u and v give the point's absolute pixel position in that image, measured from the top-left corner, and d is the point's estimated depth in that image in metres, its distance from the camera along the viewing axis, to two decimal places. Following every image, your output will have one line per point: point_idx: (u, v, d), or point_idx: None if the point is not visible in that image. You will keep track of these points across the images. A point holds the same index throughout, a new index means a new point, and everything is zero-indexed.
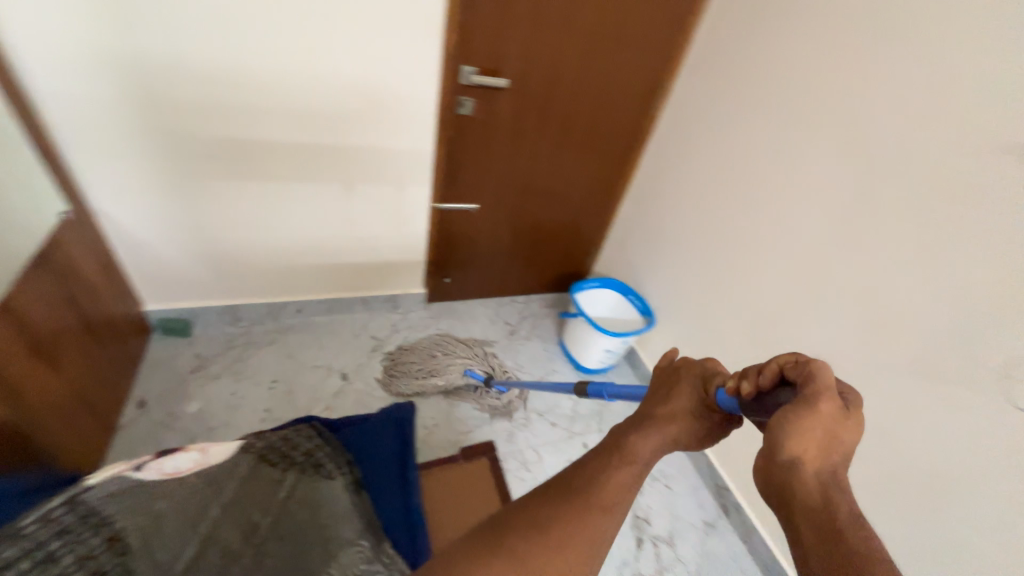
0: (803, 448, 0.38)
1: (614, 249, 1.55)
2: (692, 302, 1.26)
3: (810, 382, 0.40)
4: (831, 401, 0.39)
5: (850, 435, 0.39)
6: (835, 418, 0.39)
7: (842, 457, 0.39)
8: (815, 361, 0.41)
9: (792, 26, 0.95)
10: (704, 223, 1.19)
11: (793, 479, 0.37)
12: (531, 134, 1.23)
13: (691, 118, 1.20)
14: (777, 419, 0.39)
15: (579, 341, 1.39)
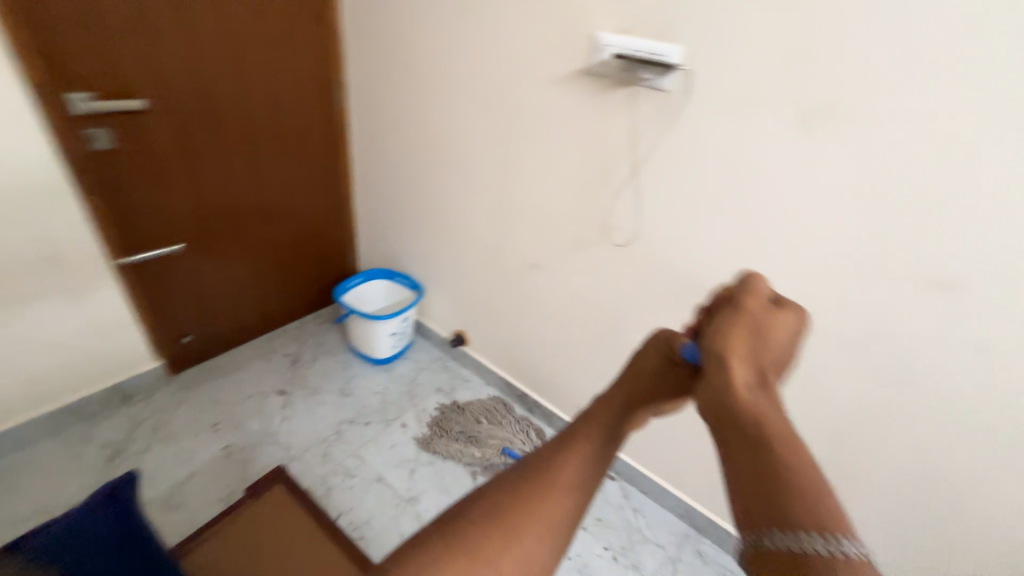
0: (737, 340, 0.42)
1: (372, 246, 1.59)
2: (444, 264, 1.39)
3: (747, 286, 0.47)
4: (763, 309, 0.45)
5: (777, 339, 0.43)
6: (764, 319, 0.44)
7: (775, 363, 0.42)
8: (748, 276, 0.48)
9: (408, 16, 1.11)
10: (431, 196, 1.29)
11: (725, 361, 0.41)
12: (212, 151, 1.13)
13: (373, 104, 1.30)
14: (720, 317, 0.45)
15: (365, 337, 1.41)
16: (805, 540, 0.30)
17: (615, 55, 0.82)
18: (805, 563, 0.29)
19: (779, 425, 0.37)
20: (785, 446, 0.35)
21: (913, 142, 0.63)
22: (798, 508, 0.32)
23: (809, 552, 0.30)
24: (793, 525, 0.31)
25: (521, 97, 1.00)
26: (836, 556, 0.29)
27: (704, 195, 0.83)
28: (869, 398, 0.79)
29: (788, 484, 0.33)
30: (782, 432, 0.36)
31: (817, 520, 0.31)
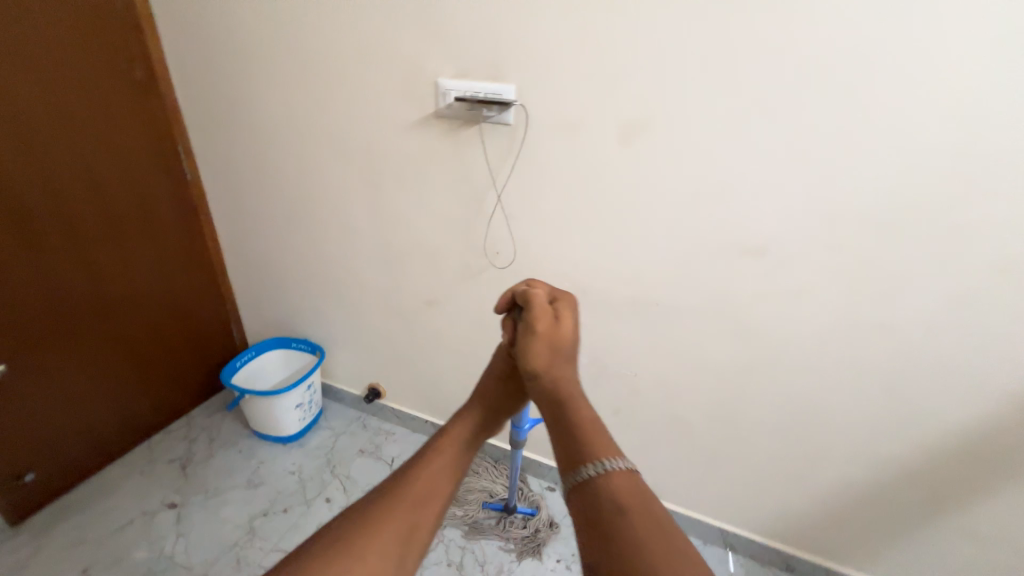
0: (533, 351, 0.55)
1: (259, 317, 1.47)
2: (341, 320, 1.33)
3: (530, 302, 0.60)
4: (546, 316, 0.58)
5: (563, 332, 0.57)
6: (549, 323, 0.57)
7: (566, 355, 0.56)
8: (535, 290, 0.62)
9: (245, 84, 1.10)
10: (311, 254, 1.25)
11: (531, 374, 0.55)
12: (29, 251, 1.00)
13: (227, 170, 1.24)
14: (521, 337, 0.58)
15: (266, 417, 1.29)
16: (584, 470, 0.44)
17: (457, 98, 0.89)
18: (588, 487, 0.43)
19: (572, 399, 0.51)
20: (577, 412, 0.49)
21: (705, 142, 0.78)
22: (583, 448, 0.46)
23: (587, 476, 0.43)
24: (579, 463, 0.45)
25: (380, 145, 1.02)
26: (603, 472, 0.43)
27: (565, 210, 0.92)
28: (740, 353, 0.92)
29: (579, 437, 0.47)
30: (575, 404, 0.50)
31: (592, 454, 0.45)
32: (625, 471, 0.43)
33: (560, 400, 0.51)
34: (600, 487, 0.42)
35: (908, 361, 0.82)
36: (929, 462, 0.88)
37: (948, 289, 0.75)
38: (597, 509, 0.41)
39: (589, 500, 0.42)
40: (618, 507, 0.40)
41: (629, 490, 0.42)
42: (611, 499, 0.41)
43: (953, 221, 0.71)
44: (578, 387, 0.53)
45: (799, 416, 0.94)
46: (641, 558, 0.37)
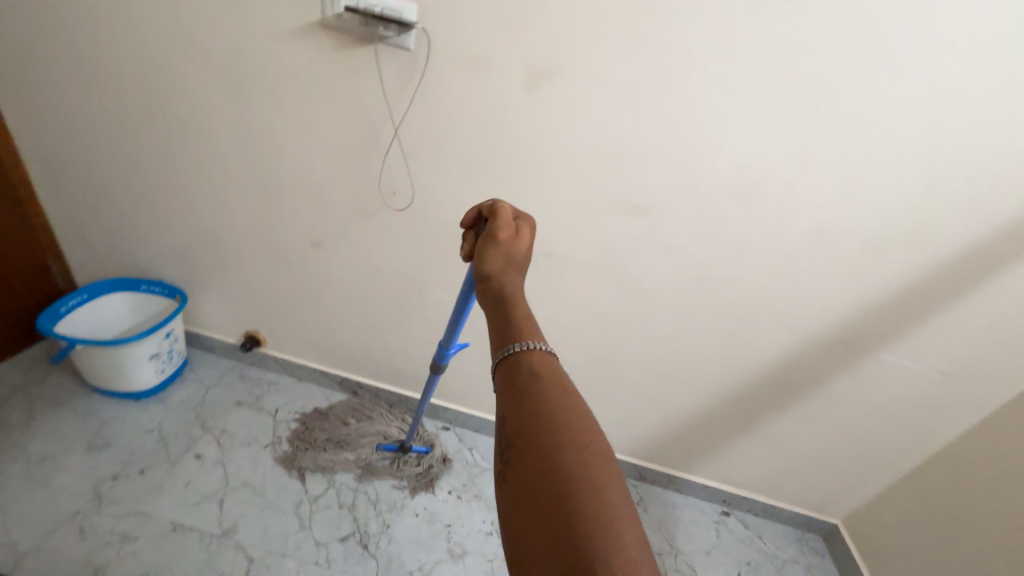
0: (488, 258, 0.55)
1: (91, 253, 1.20)
2: (207, 260, 1.15)
3: (494, 214, 0.59)
4: (508, 229, 0.57)
5: (521, 246, 0.57)
6: (509, 236, 0.57)
7: (521, 265, 0.56)
8: (500, 202, 0.60)
9: None
10: (161, 179, 1.04)
11: (480, 276, 0.54)
12: None
13: (24, 55, 0.93)
14: (480, 244, 0.57)
15: (108, 370, 1.10)
16: (510, 347, 0.46)
17: (347, 7, 0.78)
18: (511, 361, 0.46)
19: (515, 298, 0.52)
20: (515, 308, 0.51)
21: (605, 99, 0.80)
22: (514, 332, 0.48)
23: (512, 352, 0.46)
24: (507, 342, 0.47)
25: (251, 51, 0.85)
26: (526, 349, 0.46)
27: (468, 153, 0.89)
28: (620, 301, 1.03)
29: (511, 324, 0.49)
30: (516, 303, 0.51)
31: (520, 335, 0.47)
32: (546, 351, 0.46)
33: (503, 299, 0.52)
34: (522, 361, 0.45)
35: (744, 310, 1.00)
36: (748, 387, 1.12)
37: (778, 251, 0.92)
38: (516, 380, 0.44)
39: (512, 372, 0.45)
40: (537, 381, 0.44)
41: (546, 364, 0.45)
42: (528, 369, 0.44)
43: (790, 194, 0.85)
44: (525, 293, 0.53)
45: (661, 354, 1.10)
46: (547, 415, 0.41)
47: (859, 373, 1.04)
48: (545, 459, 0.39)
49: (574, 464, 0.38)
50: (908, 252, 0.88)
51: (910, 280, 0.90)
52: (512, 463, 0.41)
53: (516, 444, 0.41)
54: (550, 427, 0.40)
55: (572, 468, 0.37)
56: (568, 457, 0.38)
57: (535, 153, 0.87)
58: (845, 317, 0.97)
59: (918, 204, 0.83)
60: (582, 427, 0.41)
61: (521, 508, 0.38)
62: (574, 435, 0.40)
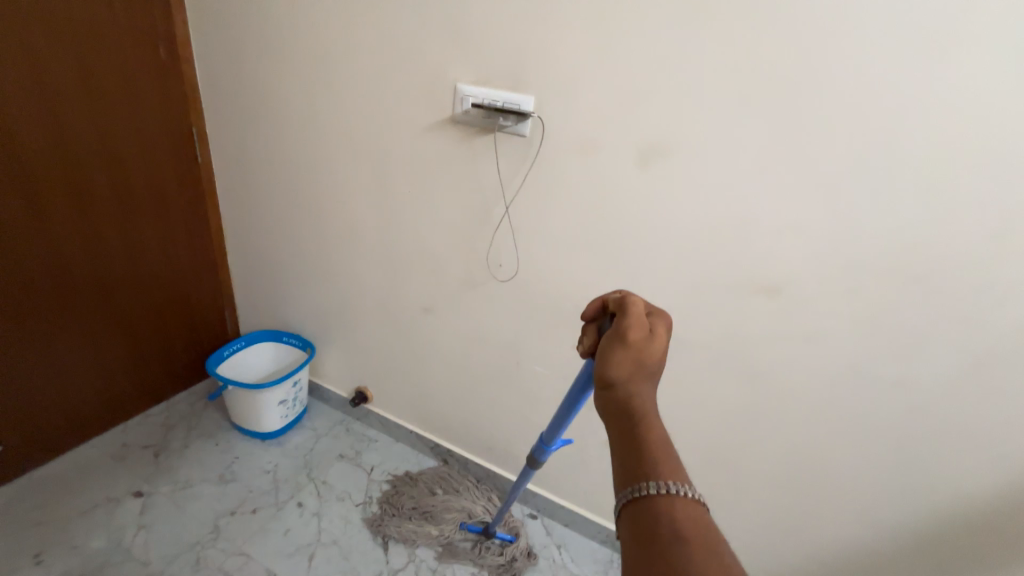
0: (616, 360, 0.49)
1: (254, 308, 1.45)
2: (335, 318, 1.30)
3: (624, 310, 0.54)
4: (640, 326, 0.51)
5: (655, 348, 0.50)
6: (641, 335, 0.51)
7: (654, 375, 0.50)
8: (631, 297, 0.55)
9: (267, 73, 1.10)
10: (313, 249, 1.24)
11: (602, 380, 0.49)
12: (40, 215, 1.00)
13: (240, 157, 1.23)
14: (605, 341, 0.52)
15: (246, 410, 1.25)
16: (643, 488, 0.40)
17: (475, 104, 0.88)
18: (647, 507, 0.40)
19: (647, 416, 0.46)
20: (648, 430, 0.45)
21: (724, 172, 0.75)
22: (647, 465, 0.42)
23: (646, 496, 0.40)
24: (639, 480, 0.41)
25: (394, 145, 1.01)
26: (665, 495, 0.40)
27: (574, 228, 0.89)
28: (743, 394, 0.88)
29: (643, 452, 0.43)
30: (648, 421, 0.46)
31: (656, 473, 0.41)
32: (689, 500, 0.40)
33: (632, 415, 0.46)
34: (660, 511, 0.39)
35: (922, 421, 0.77)
36: (935, 530, 0.83)
37: (971, 349, 0.71)
38: (655, 539, 0.38)
39: (643, 515, 0.40)
40: (674, 533, 0.38)
41: (692, 521, 0.39)
42: (670, 528, 0.38)
43: (983, 278, 0.67)
44: (657, 408, 0.47)
45: (800, 466, 0.89)
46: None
47: None
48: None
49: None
50: None
51: None
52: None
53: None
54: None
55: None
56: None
57: (644, 228, 0.84)
58: None
59: None
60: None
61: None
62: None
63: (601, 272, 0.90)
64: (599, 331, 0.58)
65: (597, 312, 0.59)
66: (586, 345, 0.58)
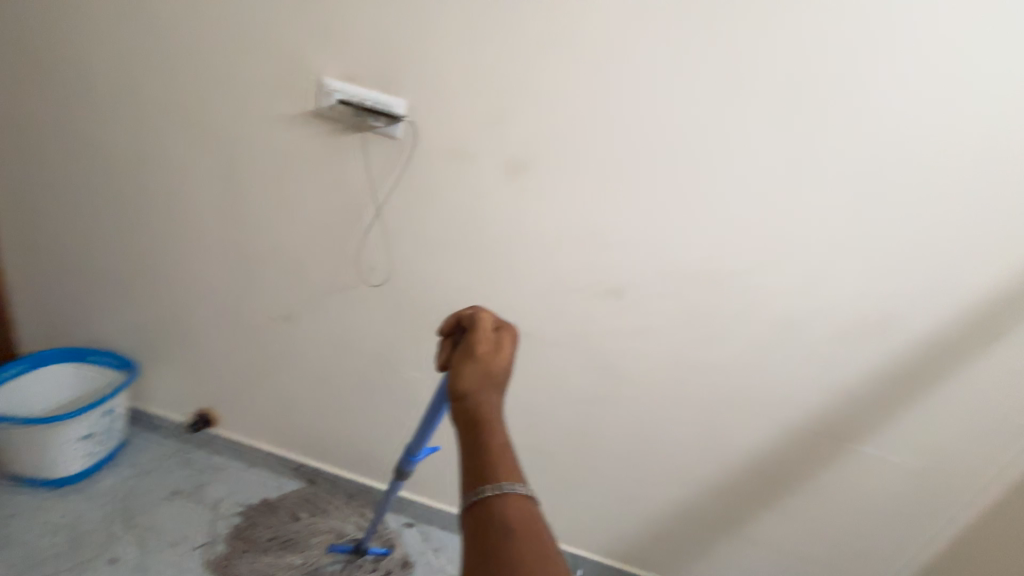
0: (464, 374, 0.52)
1: (41, 320, 1.13)
2: (166, 330, 1.10)
3: (474, 326, 0.57)
4: (487, 341, 0.55)
5: (502, 359, 0.55)
6: (488, 349, 0.55)
7: (501, 383, 0.54)
8: (482, 311, 0.59)
9: (61, 26, 0.88)
10: (134, 248, 1.02)
11: (452, 394, 0.52)
12: None
13: (17, 127, 0.96)
14: (457, 356, 0.55)
15: (30, 452, 0.97)
16: (482, 491, 0.45)
17: (341, 101, 0.84)
18: (484, 509, 0.44)
19: (490, 423, 0.50)
20: (489, 436, 0.49)
21: (578, 189, 0.86)
22: (486, 470, 0.46)
23: (484, 498, 0.44)
24: (479, 483, 0.46)
25: (245, 134, 0.90)
26: (501, 495, 0.44)
27: (447, 233, 0.91)
28: (596, 383, 1.01)
29: (484, 458, 0.47)
30: (490, 428, 0.49)
31: (495, 476, 0.45)
32: (522, 499, 0.44)
33: (478, 423, 0.50)
34: (495, 509, 0.44)
35: (722, 395, 0.98)
36: (733, 480, 1.06)
37: (751, 336, 0.93)
38: (489, 537, 0.42)
39: (480, 518, 0.44)
40: (506, 532, 0.42)
41: (522, 516, 0.44)
42: (503, 525, 0.43)
43: (756, 281, 0.88)
44: (502, 414, 0.51)
45: (640, 442, 1.05)
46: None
47: (844, 465, 1.01)
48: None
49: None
50: (874, 341, 0.89)
51: (880, 368, 0.91)
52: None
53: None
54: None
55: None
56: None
57: (511, 235, 0.90)
58: (822, 405, 0.96)
59: (879, 295, 0.86)
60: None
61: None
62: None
63: (473, 276, 0.94)
64: (454, 346, 0.61)
65: (451, 328, 0.61)
66: (440, 360, 0.60)
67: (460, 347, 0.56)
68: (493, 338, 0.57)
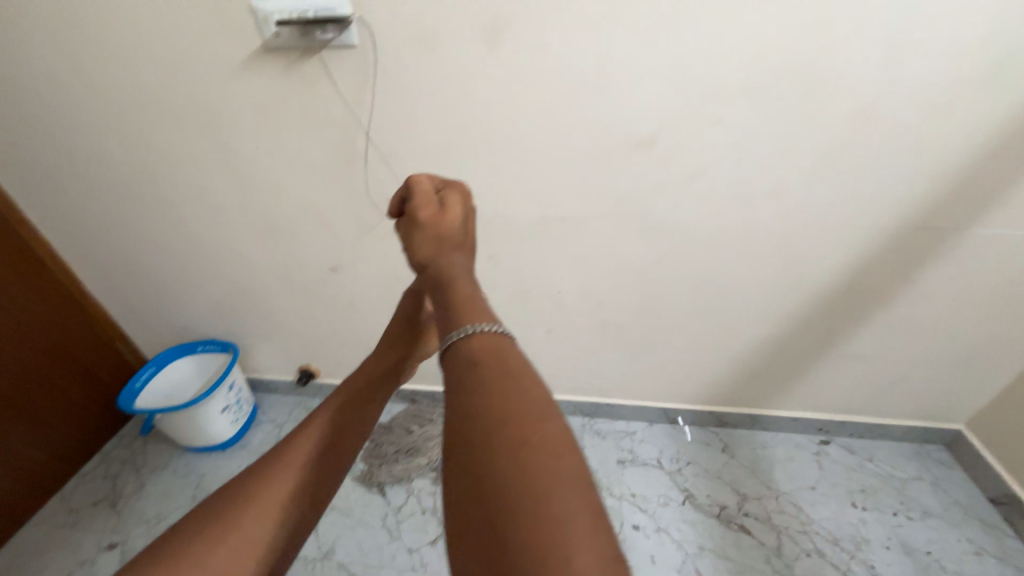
0: (417, 245, 0.54)
1: (152, 331, 1.30)
2: (244, 310, 1.20)
3: (412, 193, 0.56)
4: (428, 204, 0.55)
5: (448, 219, 0.54)
6: (431, 211, 0.55)
7: (456, 240, 0.53)
8: (415, 178, 0.57)
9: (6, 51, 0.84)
10: (183, 248, 1.09)
11: (417, 266, 0.54)
12: None
13: (36, 169, 1.00)
14: (407, 231, 0.56)
15: (190, 429, 1.18)
16: (451, 338, 0.44)
17: (281, 22, 0.74)
18: (451, 352, 0.43)
19: (452, 278, 0.50)
20: (454, 290, 0.48)
21: (571, 30, 0.71)
22: (453, 319, 0.45)
23: (452, 344, 0.43)
24: (447, 331, 0.45)
25: (212, 98, 0.85)
26: (465, 338, 0.43)
27: (448, 137, 0.84)
28: (651, 248, 0.95)
29: (453, 311, 0.46)
30: (454, 283, 0.49)
31: (459, 322, 0.45)
32: (485, 334, 0.43)
33: (441, 280, 0.51)
34: (461, 349, 0.43)
35: (795, 221, 0.88)
36: (820, 306, 1.00)
37: (822, 145, 0.79)
38: (456, 373, 0.42)
39: (455, 363, 0.42)
40: (472, 364, 0.41)
41: (488, 349, 0.42)
42: (468, 360, 0.42)
43: (816, 73, 0.72)
44: (463, 269, 0.51)
45: (709, 293, 1.01)
46: (482, 407, 0.38)
47: (952, 255, 0.89)
48: (483, 457, 0.35)
49: (509, 464, 0.34)
50: (987, 101, 0.71)
51: (998, 133, 0.74)
52: (456, 463, 0.38)
53: (455, 444, 0.38)
54: (489, 422, 0.37)
55: (506, 468, 0.34)
56: (500, 455, 0.35)
57: (515, 115, 0.80)
58: (920, 199, 0.82)
59: (989, 37, 0.66)
60: (523, 416, 0.37)
61: (466, 521, 0.35)
62: (515, 431, 0.36)
63: (489, 174, 0.88)
64: None
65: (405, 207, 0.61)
66: None
67: (407, 222, 0.56)
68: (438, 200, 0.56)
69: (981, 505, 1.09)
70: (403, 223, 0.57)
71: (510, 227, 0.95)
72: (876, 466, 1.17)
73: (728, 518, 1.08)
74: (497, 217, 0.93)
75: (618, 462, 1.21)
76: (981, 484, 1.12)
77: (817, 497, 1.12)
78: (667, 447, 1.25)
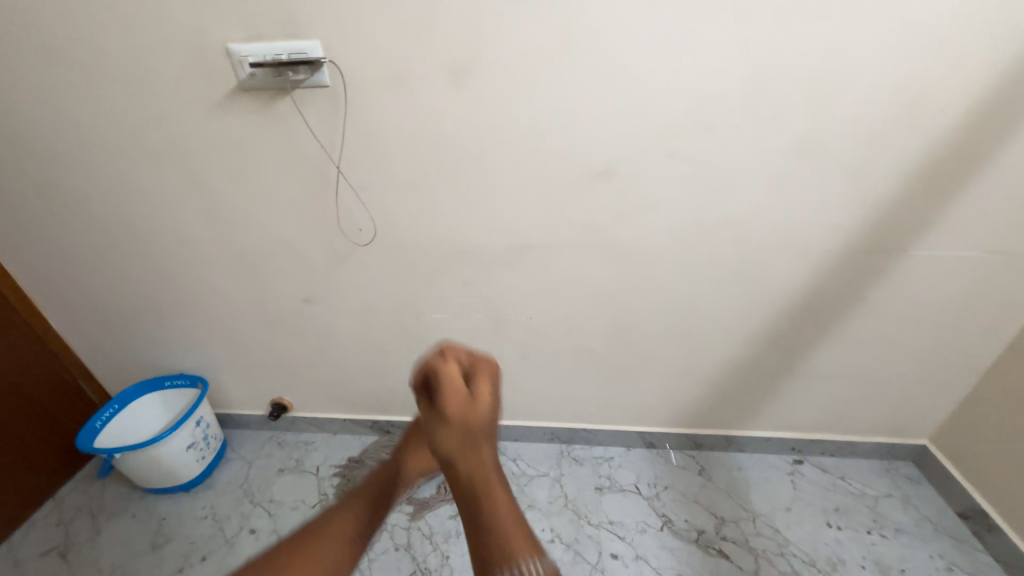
0: (447, 439, 0.53)
1: (117, 368, 1.26)
2: (214, 343, 1.19)
3: (438, 373, 0.55)
4: (458, 393, 0.53)
5: (478, 412, 0.53)
6: (461, 402, 0.53)
7: (489, 440, 0.54)
8: (442, 358, 0.56)
9: None
10: (153, 282, 1.08)
11: (444, 459, 0.53)
12: None
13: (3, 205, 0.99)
14: (431, 414, 0.54)
15: (153, 469, 1.13)
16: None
17: (255, 63, 0.77)
18: None
19: (490, 491, 0.52)
20: (496, 511, 0.51)
21: (531, 74, 0.77)
22: (507, 557, 0.48)
23: None
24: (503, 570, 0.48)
25: (188, 134, 0.87)
26: None
27: (417, 170, 0.88)
28: (617, 274, 0.99)
29: (490, 537, 0.49)
30: (492, 503, 0.51)
31: (516, 560, 0.48)
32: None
33: (477, 494, 0.52)
34: None
35: (749, 246, 0.93)
36: (781, 326, 1.04)
37: (767, 175, 0.85)
38: None
39: None
40: None
41: None
42: None
43: (756, 113, 0.79)
44: (496, 478, 0.53)
45: (676, 316, 1.04)
46: None
47: (897, 275, 0.94)
48: None
49: None
50: (908, 134, 0.79)
51: (920, 164, 0.81)
52: None
53: None
54: None
55: None
56: None
57: (481, 149, 0.85)
58: (861, 224, 0.89)
59: (902, 80, 0.74)
60: None
61: None
62: None
63: (459, 205, 0.91)
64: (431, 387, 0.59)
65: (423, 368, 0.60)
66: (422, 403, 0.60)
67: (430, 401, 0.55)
68: (467, 384, 0.55)
69: (950, 521, 1.11)
70: (426, 398, 0.56)
71: (481, 255, 0.97)
72: (849, 484, 1.19)
73: (706, 542, 1.07)
74: (467, 245, 0.96)
75: (596, 489, 1.20)
76: (950, 499, 1.14)
77: (793, 518, 1.12)
78: (644, 471, 1.24)
